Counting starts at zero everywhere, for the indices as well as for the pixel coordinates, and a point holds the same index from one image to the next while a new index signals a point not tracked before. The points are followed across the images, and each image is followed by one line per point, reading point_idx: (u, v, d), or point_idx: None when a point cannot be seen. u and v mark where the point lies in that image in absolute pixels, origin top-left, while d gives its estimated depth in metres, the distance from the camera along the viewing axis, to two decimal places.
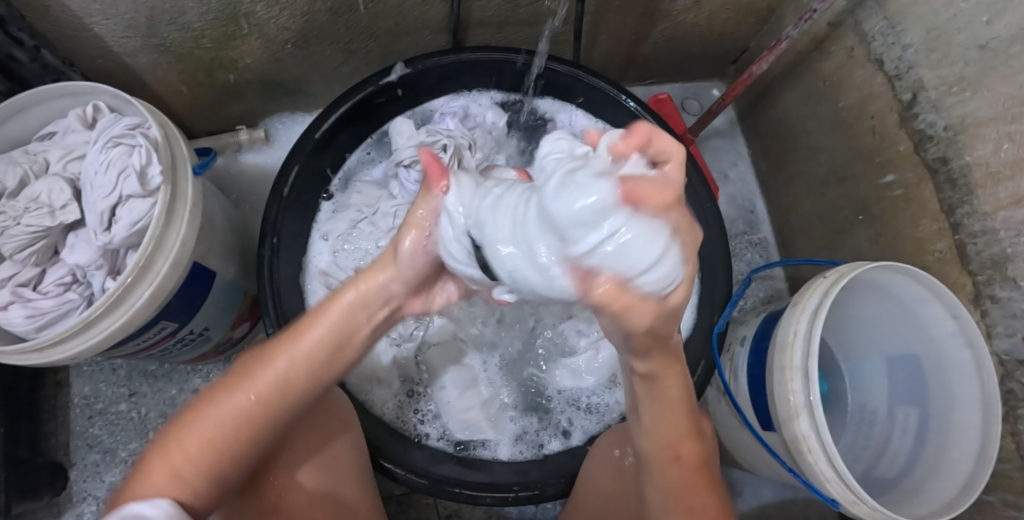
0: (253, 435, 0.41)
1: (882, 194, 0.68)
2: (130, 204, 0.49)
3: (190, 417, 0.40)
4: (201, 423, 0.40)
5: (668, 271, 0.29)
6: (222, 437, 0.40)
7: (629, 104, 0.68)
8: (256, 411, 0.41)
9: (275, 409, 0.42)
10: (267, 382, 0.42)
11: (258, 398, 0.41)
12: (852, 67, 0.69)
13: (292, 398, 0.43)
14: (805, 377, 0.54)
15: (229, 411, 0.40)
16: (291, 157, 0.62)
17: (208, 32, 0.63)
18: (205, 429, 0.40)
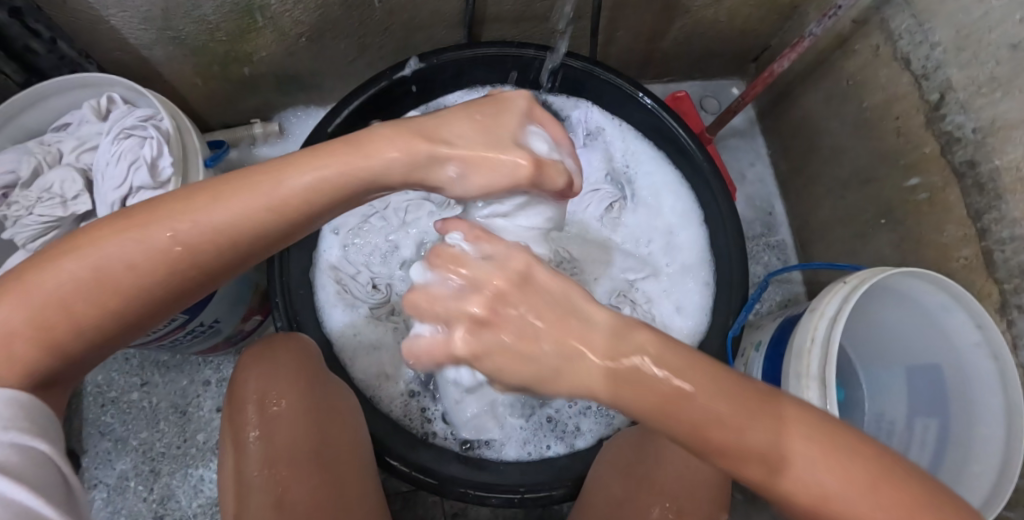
0: (157, 283, 0.33)
1: (906, 198, 0.66)
2: (141, 194, 0.48)
3: (104, 231, 0.32)
4: (76, 264, 0.31)
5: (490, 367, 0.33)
6: (96, 289, 0.32)
7: (646, 101, 0.67)
8: (169, 257, 0.32)
9: (188, 271, 0.33)
10: (179, 236, 0.32)
11: (148, 250, 0.32)
12: (876, 65, 0.67)
13: (206, 270, 0.34)
14: (822, 386, 0.53)
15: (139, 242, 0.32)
16: (304, 150, 0.63)
17: (223, 25, 0.63)
18: (110, 253, 0.32)
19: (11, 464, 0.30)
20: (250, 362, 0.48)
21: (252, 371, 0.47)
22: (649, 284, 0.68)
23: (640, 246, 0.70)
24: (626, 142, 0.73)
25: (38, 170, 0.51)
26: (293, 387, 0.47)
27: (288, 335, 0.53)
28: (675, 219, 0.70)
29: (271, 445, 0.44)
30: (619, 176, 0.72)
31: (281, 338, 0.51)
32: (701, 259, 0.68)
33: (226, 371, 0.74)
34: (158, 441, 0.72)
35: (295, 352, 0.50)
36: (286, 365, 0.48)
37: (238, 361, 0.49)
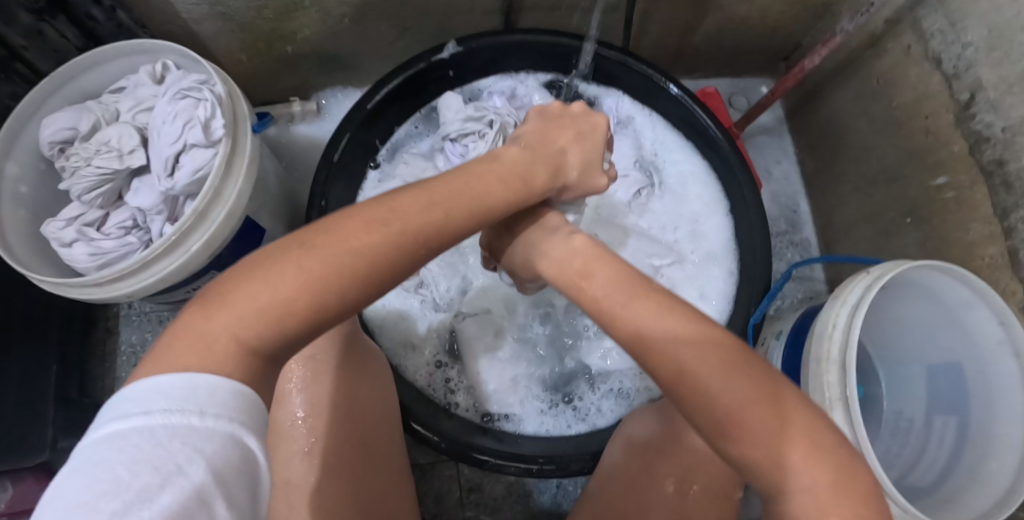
0: (317, 312, 0.30)
1: (932, 196, 0.67)
2: (194, 151, 0.51)
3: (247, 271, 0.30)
4: (237, 297, 0.29)
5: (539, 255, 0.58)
6: (269, 325, 0.29)
7: (674, 91, 0.68)
8: (338, 279, 0.30)
9: (346, 294, 0.31)
10: (334, 260, 0.30)
11: (314, 272, 0.30)
12: (908, 65, 0.68)
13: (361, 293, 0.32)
14: (841, 370, 0.54)
15: (293, 272, 0.29)
16: (343, 124, 0.65)
17: (271, 2, 0.66)
18: (262, 285, 0.29)
19: (217, 455, 0.23)
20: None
21: None
22: (672, 270, 0.69)
23: (664, 233, 0.71)
24: (656, 131, 0.74)
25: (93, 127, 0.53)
26: (333, 343, 0.49)
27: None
28: (701, 209, 0.71)
29: (309, 396, 0.47)
30: (647, 164, 0.74)
31: None
32: (726, 248, 0.69)
33: None
34: None
35: None
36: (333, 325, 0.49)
37: None
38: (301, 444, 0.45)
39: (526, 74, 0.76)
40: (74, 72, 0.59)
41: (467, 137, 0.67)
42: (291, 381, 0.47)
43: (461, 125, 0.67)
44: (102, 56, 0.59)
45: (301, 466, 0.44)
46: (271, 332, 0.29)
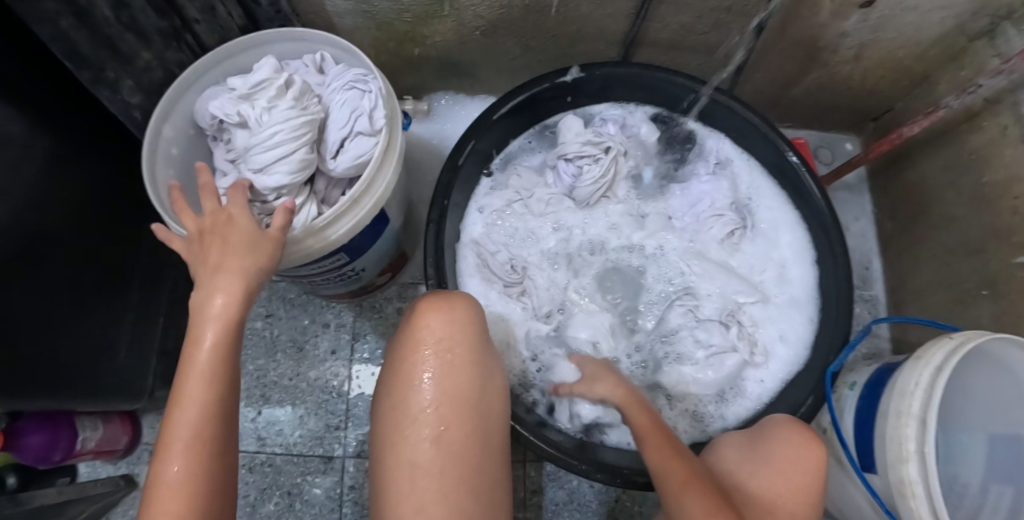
0: (209, 480, 0.38)
1: (1012, 273, 0.70)
2: (359, 139, 0.55)
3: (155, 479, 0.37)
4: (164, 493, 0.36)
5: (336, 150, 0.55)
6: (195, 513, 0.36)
7: (793, 158, 0.72)
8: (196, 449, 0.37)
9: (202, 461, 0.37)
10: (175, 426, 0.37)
11: (200, 446, 0.37)
12: (1002, 144, 0.71)
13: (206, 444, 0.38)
14: (921, 426, 0.57)
15: (175, 466, 0.36)
16: (469, 134, 0.68)
17: (414, 8, 0.70)
18: (173, 487, 0.36)
19: None
20: (431, 311, 0.52)
21: (431, 318, 0.52)
22: (756, 309, 0.73)
23: (752, 274, 0.74)
24: (753, 177, 0.78)
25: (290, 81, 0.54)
26: (464, 340, 0.52)
27: (462, 294, 0.56)
28: (790, 256, 0.74)
29: (440, 386, 0.50)
30: (742, 205, 0.77)
31: (449, 291, 0.55)
32: (810, 296, 0.72)
33: (346, 318, 0.80)
34: (272, 370, 0.78)
35: (468, 309, 0.54)
36: (459, 323, 0.52)
37: (416, 304, 0.53)
38: (428, 431, 0.49)
39: (636, 105, 0.79)
40: (238, 49, 0.63)
41: (583, 159, 0.72)
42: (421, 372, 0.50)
43: (579, 148, 0.72)
44: (266, 38, 0.63)
45: (427, 449, 0.48)
46: (214, 502, 0.38)
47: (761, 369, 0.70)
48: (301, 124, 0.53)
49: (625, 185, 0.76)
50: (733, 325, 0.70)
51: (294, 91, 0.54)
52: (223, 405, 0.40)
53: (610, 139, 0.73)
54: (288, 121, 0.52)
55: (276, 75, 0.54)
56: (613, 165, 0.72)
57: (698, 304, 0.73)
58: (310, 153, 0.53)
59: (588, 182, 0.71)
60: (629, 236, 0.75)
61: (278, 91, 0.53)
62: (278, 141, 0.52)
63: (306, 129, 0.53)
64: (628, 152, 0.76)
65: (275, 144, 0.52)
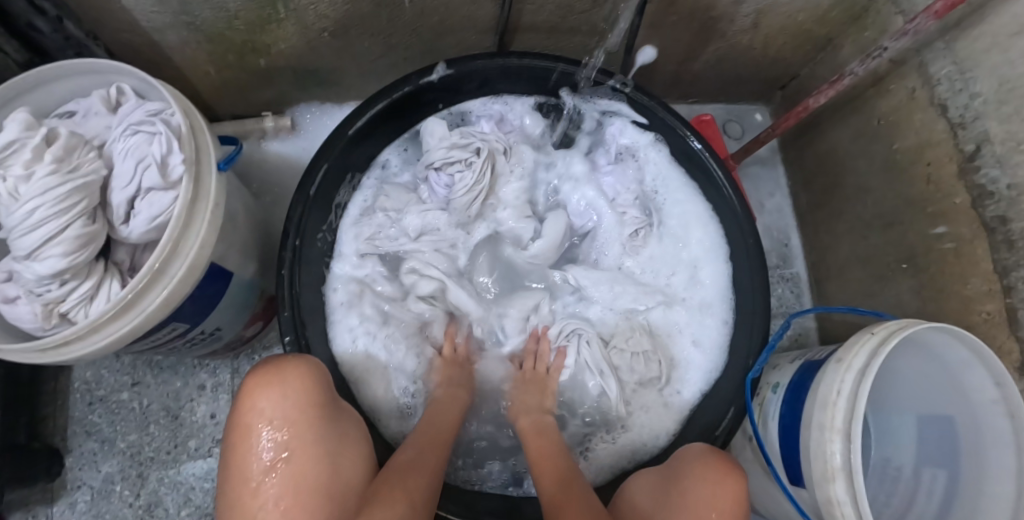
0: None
1: (930, 245, 0.67)
2: (150, 197, 0.45)
3: None
4: None
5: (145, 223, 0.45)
6: None
7: (696, 145, 0.66)
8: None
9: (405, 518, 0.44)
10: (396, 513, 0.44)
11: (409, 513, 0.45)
12: (912, 108, 0.68)
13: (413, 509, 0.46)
14: (846, 440, 0.50)
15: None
16: (321, 153, 0.60)
17: (242, 14, 0.59)
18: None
19: None
20: (259, 387, 0.45)
21: (262, 398, 0.45)
22: (663, 315, 0.68)
23: (663, 274, 0.70)
24: (659, 166, 0.72)
25: (51, 136, 0.43)
26: (308, 419, 0.45)
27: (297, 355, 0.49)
28: (701, 254, 0.68)
29: (285, 476, 0.43)
30: (648, 200, 0.72)
31: (288, 355, 0.48)
32: (724, 300, 0.67)
33: (223, 376, 0.71)
34: (147, 445, 0.69)
35: (306, 375, 0.47)
36: (298, 395, 0.45)
37: (242, 383, 0.45)
38: None
39: (518, 97, 0.72)
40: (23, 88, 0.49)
41: (453, 166, 0.66)
42: (267, 454, 0.44)
43: (446, 153, 0.66)
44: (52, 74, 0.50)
45: None
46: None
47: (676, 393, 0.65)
48: (69, 192, 0.41)
49: (511, 187, 0.70)
50: (636, 329, 0.66)
51: (55, 149, 0.42)
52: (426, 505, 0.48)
53: (478, 140, 0.67)
54: (52, 190, 0.40)
55: (29, 132, 0.42)
56: (487, 165, 0.67)
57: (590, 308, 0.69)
58: (91, 226, 0.42)
59: (460, 192, 0.65)
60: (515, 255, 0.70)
61: (35, 152, 0.41)
62: (42, 218, 0.40)
63: (81, 196, 0.42)
64: (512, 149, 0.71)
65: (37, 224, 0.40)
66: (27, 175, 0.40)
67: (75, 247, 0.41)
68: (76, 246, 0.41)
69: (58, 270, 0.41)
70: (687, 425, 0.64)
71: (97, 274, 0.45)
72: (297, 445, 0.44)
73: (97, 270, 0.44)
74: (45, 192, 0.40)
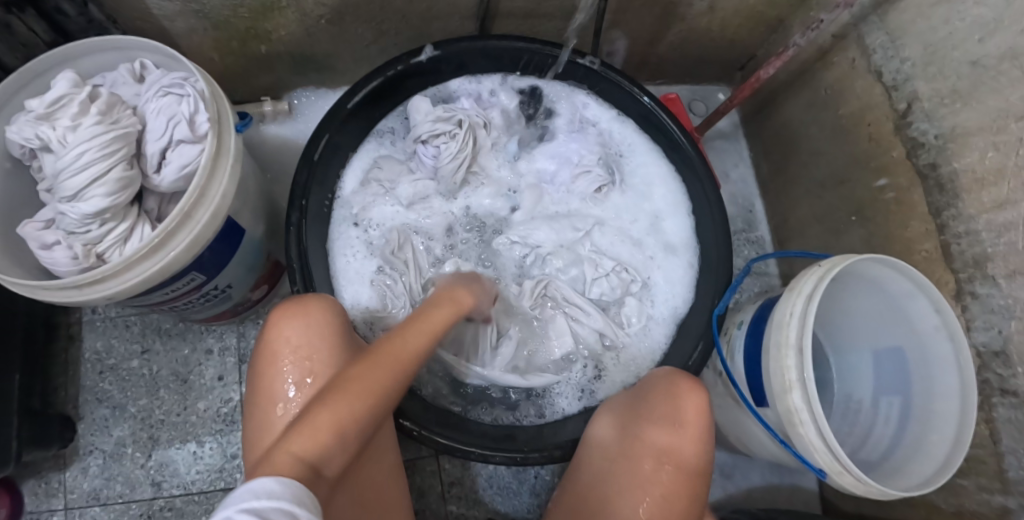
0: (339, 434, 0.36)
1: (874, 196, 0.74)
2: (180, 148, 0.51)
3: (280, 449, 0.33)
4: (293, 448, 0.33)
5: (176, 174, 0.51)
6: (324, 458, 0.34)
7: (645, 100, 0.74)
8: (345, 429, 0.36)
9: (349, 424, 0.37)
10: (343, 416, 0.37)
11: (353, 423, 0.37)
12: (853, 76, 0.76)
13: (358, 416, 0.38)
14: (798, 353, 0.56)
15: (312, 435, 0.35)
16: (322, 125, 0.66)
17: (249, 2, 0.65)
18: (303, 440, 0.34)
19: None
20: (286, 319, 0.50)
21: (287, 331, 0.50)
22: (630, 254, 0.74)
23: (628, 226, 0.76)
24: (623, 132, 0.79)
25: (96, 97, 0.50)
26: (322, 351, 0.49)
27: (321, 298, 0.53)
28: (664, 204, 0.76)
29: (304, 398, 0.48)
30: (611, 160, 0.79)
31: (308, 296, 0.53)
32: (685, 243, 0.74)
33: (229, 340, 0.75)
34: (157, 408, 0.73)
35: (325, 314, 0.51)
36: (316, 329, 0.50)
37: (267, 320, 0.51)
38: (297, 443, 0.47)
39: (490, 75, 0.79)
40: (56, 62, 0.56)
41: (439, 138, 0.72)
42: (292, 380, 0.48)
43: (432, 127, 0.71)
44: (81, 51, 0.56)
45: None
46: (331, 443, 0.35)
47: (643, 339, 0.71)
48: (111, 141, 0.48)
49: (492, 156, 0.77)
50: (612, 274, 0.72)
51: (98, 105, 0.49)
52: (378, 408, 0.39)
53: (460, 113, 0.73)
54: (99, 139, 0.47)
55: (76, 89, 0.49)
56: (469, 136, 0.73)
57: (557, 263, 0.73)
58: (129, 171, 0.49)
59: (447, 161, 0.71)
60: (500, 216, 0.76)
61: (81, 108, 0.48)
62: (87, 161, 0.47)
63: (120, 145, 0.49)
64: (491, 122, 0.77)
65: (84, 165, 0.47)
66: (77, 129, 0.48)
67: (116, 188, 0.48)
68: (117, 187, 0.48)
69: (101, 209, 0.47)
70: (664, 365, 0.69)
71: (131, 217, 0.50)
72: (316, 368, 0.49)
73: (131, 214, 0.50)
74: (93, 141, 0.47)
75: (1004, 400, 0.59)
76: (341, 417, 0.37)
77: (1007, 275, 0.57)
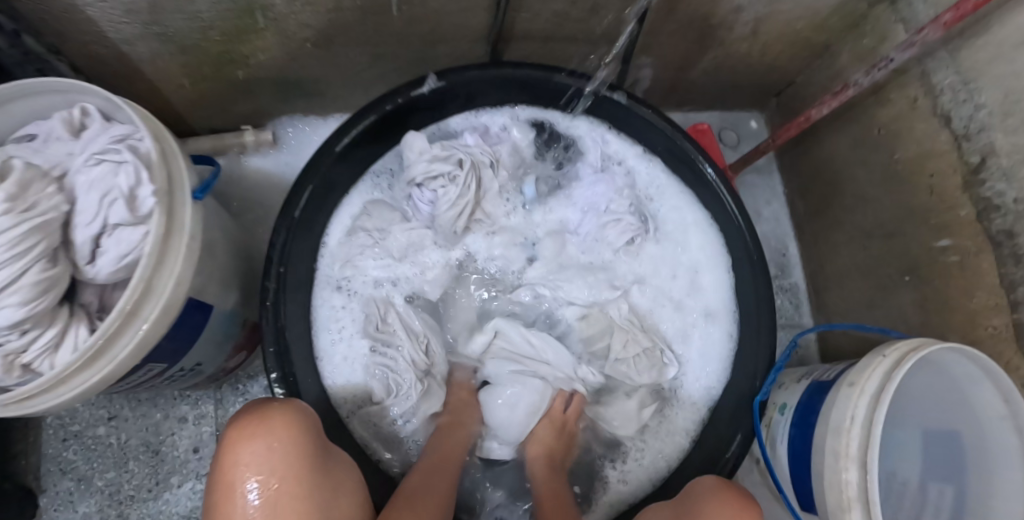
0: None
1: (934, 258, 0.66)
2: (118, 233, 0.42)
3: None
4: None
5: (112, 264, 0.42)
6: None
7: (708, 171, 0.64)
8: None
9: None
10: None
11: None
12: (913, 118, 0.67)
13: None
14: (862, 468, 0.48)
15: None
16: (306, 173, 0.58)
17: (219, 24, 0.55)
18: None
19: None
20: (245, 440, 0.41)
21: (245, 451, 0.41)
22: (669, 321, 0.67)
23: (669, 287, 0.68)
24: (650, 170, 0.71)
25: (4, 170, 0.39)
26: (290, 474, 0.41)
27: (286, 401, 0.46)
28: (702, 259, 0.68)
29: None
30: (645, 210, 0.70)
31: (275, 401, 0.46)
32: (725, 307, 0.66)
33: (206, 407, 0.67)
34: (126, 483, 0.65)
35: (295, 421, 0.44)
36: (279, 445, 0.42)
37: (222, 437, 0.42)
38: None
39: (503, 107, 0.70)
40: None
41: (436, 181, 0.63)
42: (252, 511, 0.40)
43: (427, 167, 0.63)
44: (28, 89, 0.46)
45: None
46: None
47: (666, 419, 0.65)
48: (25, 234, 0.38)
49: (497, 201, 0.68)
50: (631, 329, 0.65)
51: (10, 184, 0.38)
52: None
53: (460, 151, 0.64)
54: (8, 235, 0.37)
55: None
56: (470, 179, 0.64)
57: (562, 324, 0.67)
58: (50, 270, 0.39)
59: (446, 207, 0.63)
60: (512, 269, 0.68)
61: None
62: None
63: (38, 236, 0.38)
64: (499, 161, 0.68)
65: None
66: None
67: (35, 293, 0.38)
68: (35, 292, 0.38)
69: (16, 320, 0.37)
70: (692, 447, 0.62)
71: (60, 321, 0.41)
72: (284, 503, 0.40)
73: (61, 316, 0.41)
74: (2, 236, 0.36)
75: None
76: None
77: None
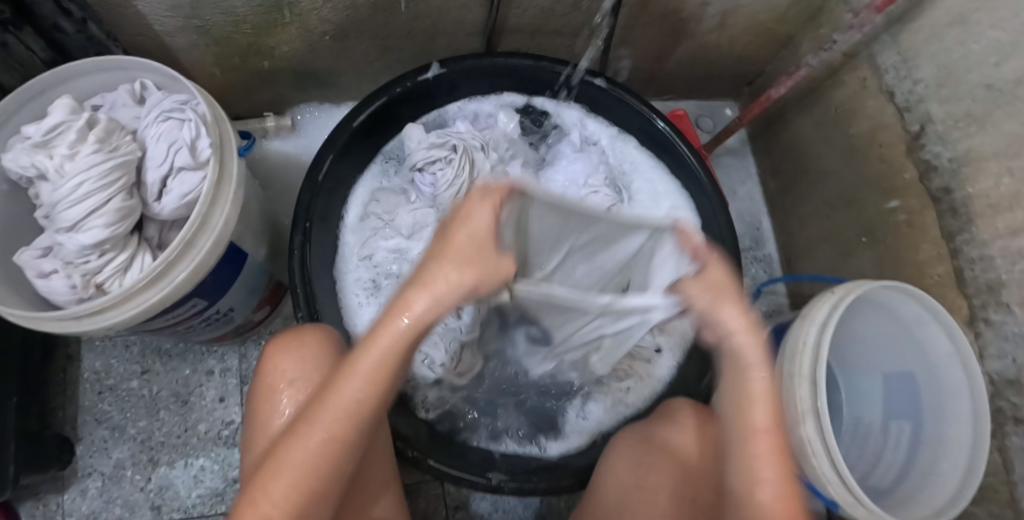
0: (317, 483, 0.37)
1: (887, 218, 0.73)
2: (181, 175, 0.50)
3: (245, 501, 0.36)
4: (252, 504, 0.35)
5: (176, 201, 0.50)
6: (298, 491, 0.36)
7: (661, 124, 0.73)
8: (310, 470, 0.36)
9: (317, 479, 0.36)
10: (297, 463, 0.36)
11: (306, 473, 0.36)
12: (864, 96, 0.75)
13: (318, 471, 0.36)
14: (812, 384, 0.55)
15: (279, 487, 0.36)
16: (326, 147, 0.65)
17: (250, 18, 0.64)
18: (285, 477, 0.36)
19: None
20: (283, 354, 0.48)
21: (284, 362, 0.48)
22: None
23: None
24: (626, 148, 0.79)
25: (93, 121, 0.49)
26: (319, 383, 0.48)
27: (316, 323, 0.52)
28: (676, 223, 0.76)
29: None
30: (618, 178, 0.78)
31: (307, 324, 0.52)
32: None
33: (230, 362, 0.74)
34: (157, 430, 0.72)
35: (325, 340, 0.50)
36: (314, 358, 0.48)
37: (263, 350, 0.49)
38: None
39: (488, 96, 0.79)
40: (70, 74, 0.54)
41: (435, 165, 0.68)
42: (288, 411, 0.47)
43: (427, 154, 0.68)
44: (97, 66, 0.55)
45: None
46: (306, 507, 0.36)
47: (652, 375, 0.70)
48: (110, 170, 0.47)
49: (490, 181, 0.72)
50: None
51: (98, 131, 0.48)
52: (342, 447, 0.37)
53: (455, 138, 0.70)
54: (98, 168, 0.46)
55: (73, 116, 0.48)
56: (465, 161, 0.68)
57: None
58: (129, 201, 0.47)
59: (444, 188, 0.67)
60: None
61: (79, 133, 0.47)
62: (87, 191, 0.46)
63: (120, 174, 0.48)
64: (490, 146, 0.73)
65: (82, 197, 0.45)
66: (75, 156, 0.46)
67: (116, 218, 0.46)
68: (117, 217, 0.47)
69: (99, 239, 0.46)
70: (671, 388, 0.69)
71: (131, 247, 0.49)
72: None
73: (131, 243, 0.49)
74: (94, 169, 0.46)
75: (1017, 429, 0.58)
76: (297, 466, 0.36)
77: (1021, 303, 0.56)
